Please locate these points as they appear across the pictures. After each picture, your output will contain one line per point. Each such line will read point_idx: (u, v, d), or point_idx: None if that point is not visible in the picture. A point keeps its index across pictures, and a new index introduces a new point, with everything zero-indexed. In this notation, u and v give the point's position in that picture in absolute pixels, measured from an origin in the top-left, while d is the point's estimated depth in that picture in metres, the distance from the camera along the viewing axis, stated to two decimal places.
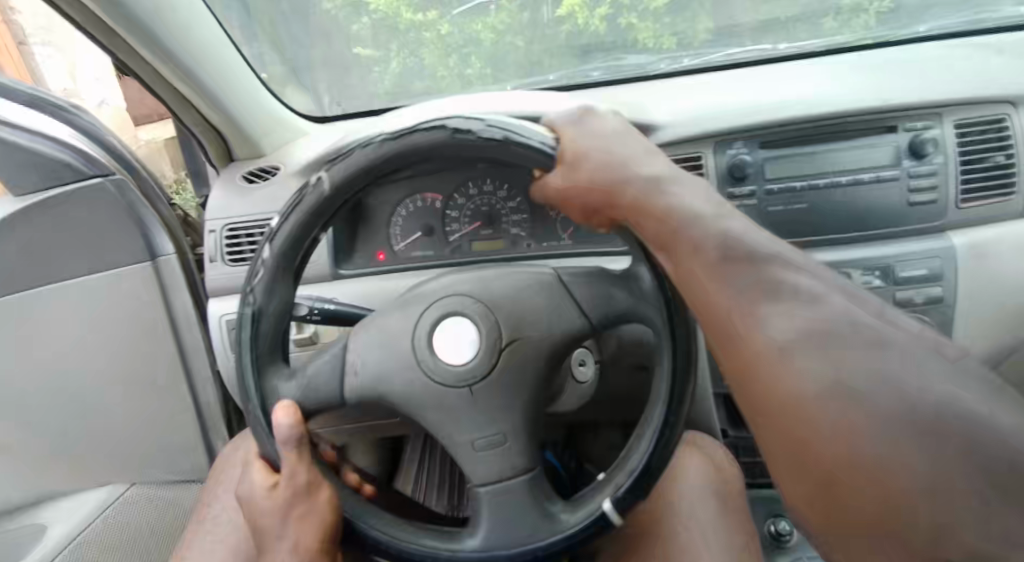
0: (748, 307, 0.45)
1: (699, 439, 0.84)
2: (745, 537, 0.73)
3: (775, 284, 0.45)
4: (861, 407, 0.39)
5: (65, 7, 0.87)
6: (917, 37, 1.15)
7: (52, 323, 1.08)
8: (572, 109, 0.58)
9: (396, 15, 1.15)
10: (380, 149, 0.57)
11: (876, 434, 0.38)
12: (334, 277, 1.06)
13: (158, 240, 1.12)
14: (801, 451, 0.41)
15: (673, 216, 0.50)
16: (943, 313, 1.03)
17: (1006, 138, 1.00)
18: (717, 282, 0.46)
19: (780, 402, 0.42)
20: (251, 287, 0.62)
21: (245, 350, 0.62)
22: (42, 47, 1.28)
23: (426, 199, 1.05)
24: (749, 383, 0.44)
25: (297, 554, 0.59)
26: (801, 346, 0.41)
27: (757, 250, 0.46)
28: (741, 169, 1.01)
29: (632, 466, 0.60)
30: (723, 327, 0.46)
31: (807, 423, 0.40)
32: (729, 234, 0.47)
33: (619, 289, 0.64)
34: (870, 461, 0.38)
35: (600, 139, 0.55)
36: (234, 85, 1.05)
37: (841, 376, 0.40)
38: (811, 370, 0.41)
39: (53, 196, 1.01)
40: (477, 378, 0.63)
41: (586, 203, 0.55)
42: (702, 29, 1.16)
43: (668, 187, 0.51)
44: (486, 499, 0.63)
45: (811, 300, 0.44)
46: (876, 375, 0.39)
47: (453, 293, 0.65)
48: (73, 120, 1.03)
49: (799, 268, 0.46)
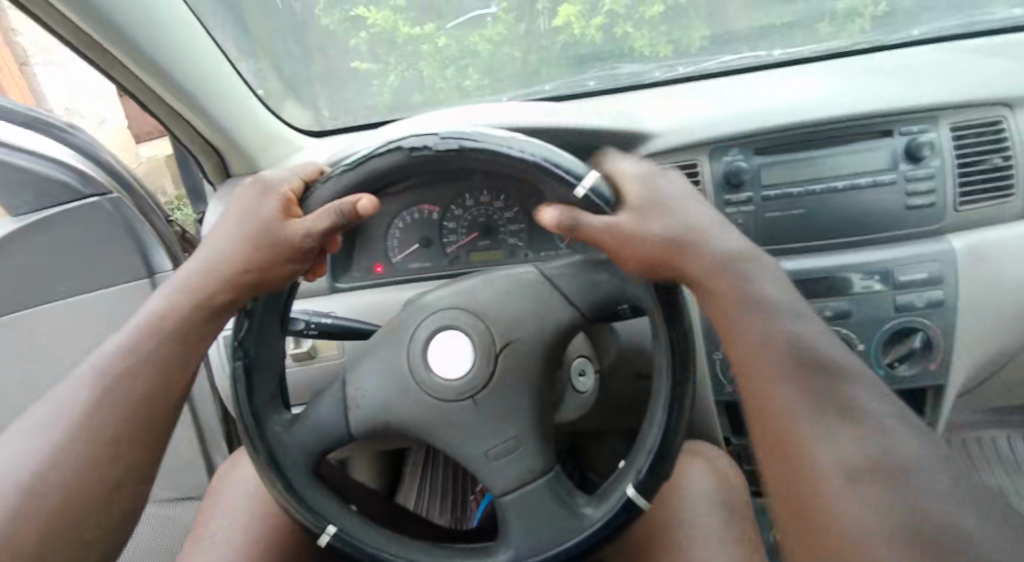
0: (811, 420, 0.43)
1: (702, 448, 0.85)
2: (751, 548, 0.71)
3: (849, 405, 0.43)
4: (883, 497, 0.38)
5: (56, 26, 0.88)
6: (910, 40, 1.16)
7: (52, 340, 1.10)
8: (638, 163, 0.56)
9: (394, 29, 1.15)
10: (340, 182, 0.56)
11: (876, 524, 0.36)
12: (330, 290, 1.08)
13: (157, 257, 1.11)
14: (806, 516, 0.40)
15: (739, 296, 0.50)
16: (946, 317, 1.01)
17: (1003, 140, 1.00)
18: (767, 352, 0.47)
19: (827, 523, 0.38)
20: (239, 336, 0.60)
21: (242, 406, 0.61)
22: (41, 67, 1.29)
23: (423, 211, 1.02)
24: (791, 499, 0.42)
25: (239, 275, 0.56)
26: (860, 477, 0.39)
27: (828, 360, 0.46)
28: (738, 176, 1.01)
29: (649, 446, 0.57)
30: (774, 434, 0.44)
31: (851, 552, 0.36)
32: (800, 336, 0.47)
33: (604, 274, 0.63)
34: (863, 541, 0.36)
35: (671, 205, 0.53)
36: (228, 102, 1.05)
37: (903, 515, 0.36)
38: (871, 506, 0.37)
39: (51, 214, 1.01)
40: (477, 389, 0.63)
41: (639, 251, 0.52)
42: (698, 37, 1.17)
43: (739, 264, 0.51)
44: (511, 508, 0.62)
45: (885, 431, 0.42)
46: (945, 526, 0.35)
47: (442, 307, 0.65)
48: (68, 139, 1.02)
49: (866, 385, 0.45)
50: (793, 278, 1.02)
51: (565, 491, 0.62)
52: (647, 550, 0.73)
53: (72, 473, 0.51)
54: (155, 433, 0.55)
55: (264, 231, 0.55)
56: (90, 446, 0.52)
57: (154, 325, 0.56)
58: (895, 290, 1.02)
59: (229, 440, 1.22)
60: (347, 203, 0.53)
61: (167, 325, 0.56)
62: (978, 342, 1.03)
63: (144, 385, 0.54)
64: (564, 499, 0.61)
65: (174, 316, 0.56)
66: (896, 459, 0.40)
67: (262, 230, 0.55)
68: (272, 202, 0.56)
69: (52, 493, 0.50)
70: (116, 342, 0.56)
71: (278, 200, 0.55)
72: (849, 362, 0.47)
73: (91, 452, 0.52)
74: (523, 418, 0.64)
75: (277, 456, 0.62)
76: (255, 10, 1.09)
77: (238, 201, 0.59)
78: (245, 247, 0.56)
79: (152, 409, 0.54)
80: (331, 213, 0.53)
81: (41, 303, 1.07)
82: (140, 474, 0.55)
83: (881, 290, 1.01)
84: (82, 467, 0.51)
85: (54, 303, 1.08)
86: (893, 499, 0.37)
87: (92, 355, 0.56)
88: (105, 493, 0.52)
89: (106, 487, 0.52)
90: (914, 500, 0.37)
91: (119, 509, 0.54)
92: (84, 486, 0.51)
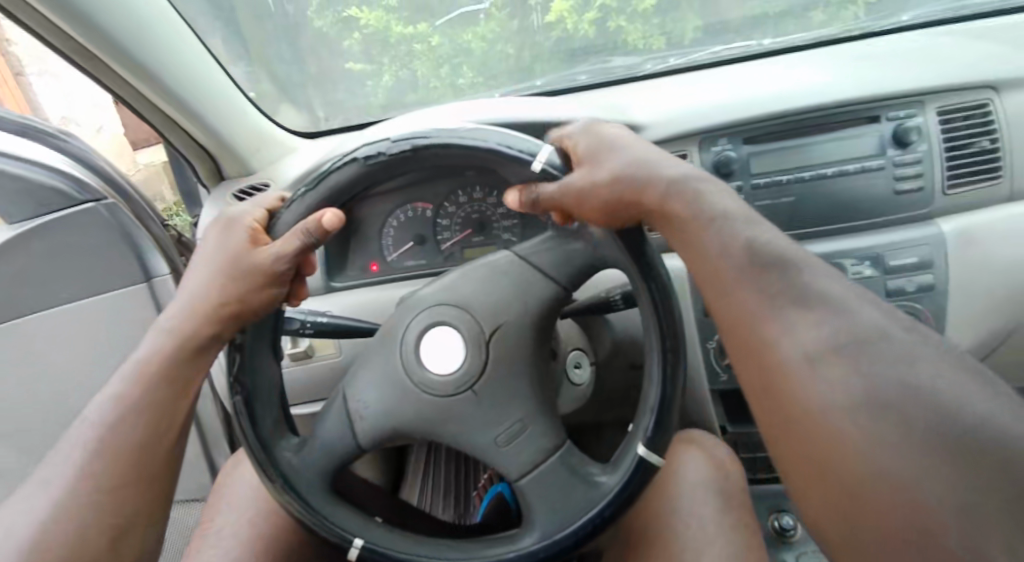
0: (770, 316, 0.46)
1: (702, 438, 0.85)
2: (749, 533, 0.72)
3: (805, 296, 0.46)
4: (843, 378, 0.42)
5: (46, 35, 0.89)
6: (900, 26, 1.16)
7: (54, 346, 1.11)
8: (579, 125, 0.60)
9: (386, 29, 1.15)
10: (304, 203, 0.57)
11: (837, 404, 0.41)
12: (326, 290, 1.08)
13: (153, 261, 1.11)
14: (776, 403, 0.45)
15: (696, 214, 0.52)
16: (936, 301, 1.03)
17: (990, 122, 1.01)
18: (725, 262, 0.49)
19: (797, 408, 0.43)
20: (234, 365, 0.61)
21: (248, 441, 0.61)
22: (36, 76, 1.30)
23: (417, 208, 1.03)
24: (760, 389, 0.46)
25: (219, 306, 0.57)
26: (819, 359, 0.43)
27: (781, 256, 0.48)
28: (728, 165, 1.02)
29: (651, 404, 0.58)
30: (742, 334, 0.48)
31: (822, 431, 0.41)
32: (756, 239, 0.49)
33: (569, 239, 0.63)
34: (828, 420, 0.41)
35: (612, 145, 0.57)
36: (220, 105, 1.06)
37: (861, 388, 0.41)
38: (832, 386, 0.42)
39: (47, 221, 1.02)
40: (473, 379, 0.64)
41: (597, 201, 0.54)
42: (690, 28, 1.17)
43: (691, 182, 0.54)
44: (529, 491, 0.62)
45: (840, 311, 0.45)
46: (896, 386, 0.40)
47: (428, 305, 0.65)
48: (63, 147, 1.03)
49: (824, 274, 0.48)
50: None
51: (578, 462, 0.63)
52: (642, 538, 0.74)
53: (81, 522, 0.54)
54: (159, 472, 0.58)
55: (235, 262, 0.56)
56: (95, 494, 0.55)
57: (144, 372, 0.58)
58: (887, 275, 1.03)
59: (231, 441, 1.23)
60: (312, 222, 0.54)
61: (156, 368, 0.58)
62: (972, 324, 1.03)
63: (141, 430, 0.57)
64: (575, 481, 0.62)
65: (162, 360, 0.58)
66: (851, 336, 0.43)
67: (232, 263, 0.56)
68: (241, 234, 0.57)
69: (63, 544, 0.53)
70: (106, 395, 0.58)
71: (248, 230, 0.57)
72: (802, 254, 0.49)
73: (96, 506, 0.55)
74: (524, 396, 0.65)
75: (289, 478, 0.62)
76: (245, 12, 1.08)
77: (208, 240, 0.60)
78: (222, 283, 0.57)
79: (147, 456, 0.57)
80: (300, 234, 0.55)
81: (40, 309, 1.08)
82: (154, 509, 0.58)
83: (873, 275, 1.02)
84: (88, 518, 0.54)
85: (53, 309, 1.09)
86: (851, 376, 0.42)
87: (87, 410, 0.58)
88: (112, 544, 0.55)
89: (117, 530, 0.55)
90: (866, 372, 0.42)
91: (131, 551, 0.57)
92: (88, 541, 0.54)
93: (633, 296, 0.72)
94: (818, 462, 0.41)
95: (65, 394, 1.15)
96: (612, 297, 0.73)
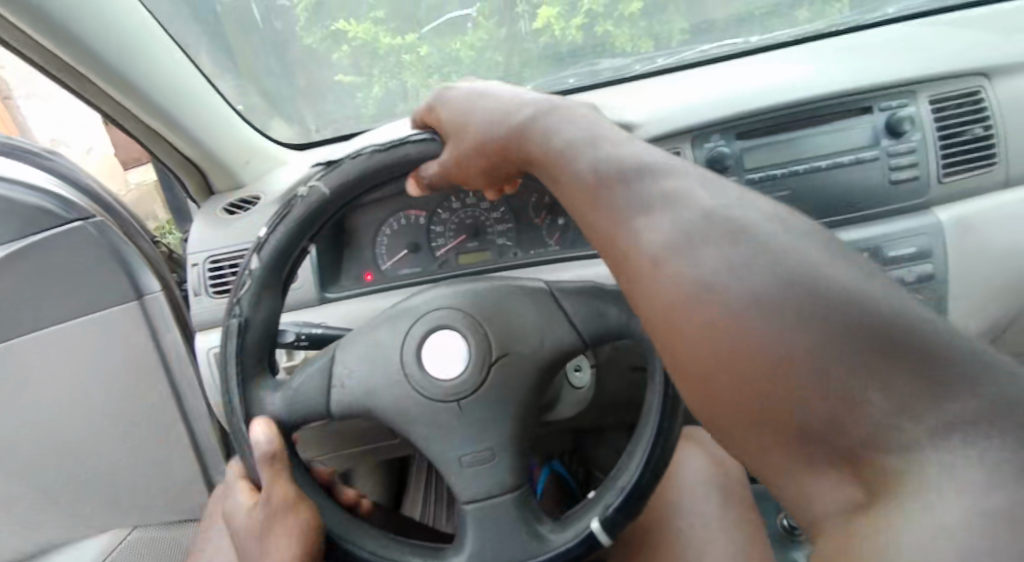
0: (621, 224, 0.43)
1: (696, 433, 0.84)
2: (750, 529, 0.71)
3: (650, 198, 0.42)
4: (681, 267, 0.39)
5: (28, 52, 0.88)
6: (886, 18, 1.16)
7: (44, 370, 1.10)
8: (437, 93, 0.60)
9: (375, 40, 1.15)
10: (371, 160, 0.60)
11: (684, 294, 0.38)
12: (320, 301, 1.02)
13: (144, 278, 1.10)
14: (643, 315, 0.42)
15: (550, 145, 0.49)
16: (935, 290, 1.03)
17: (983, 109, 1.00)
18: (579, 177, 0.46)
19: (659, 311, 0.40)
20: (236, 298, 0.62)
21: (229, 358, 0.63)
22: (23, 99, 1.29)
23: (410, 216, 1.04)
24: (636, 301, 0.42)
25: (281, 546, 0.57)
26: (660, 255, 0.40)
27: (627, 163, 0.44)
28: (721, 160, 1.01)
29: (621, 485, 0.60)
30: (613, 251, 0.44)
31: (686, 326, 0.37)
32: (599, 150, 0.46)
33: (613, 303, 0.64)
34: (679, 312, 0.38)
35: (470, 104, 0.56)
36: (209, 119, 1.05)
37: (716, 270, 0.37)
38: (679, 279, 0.39)
39: (35, 241, 1.00)
40: (466, 393, 0.63)
41: (476, 171, 0.56)
42: (678, 30, 1.17)
43: (553, 113, 0.50)
44: (471, 516, 0.63)
45: (678, 199, 0.41)
46: (745, 260, 0.36)
47: (430, 310, 0.64)
48: (50, 166, 1.03)
49: (662, 169, 0.44)
50: None
51: (530, 510, 0.63)
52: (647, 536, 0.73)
53: None
54: None
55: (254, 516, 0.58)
56: None
57: None
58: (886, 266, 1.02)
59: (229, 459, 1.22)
60: (258, 448, 0.59)
61: None
62: (970, 313, 1.04)
63: None
64: (530, 515, 0.63)
65: None
66: (697, 225, 0.39)
67: (278, 512, 0.58)
68: (265, 476, 0.59)
69: None
70: None
71: (269, 469, 0.59)
72: (653, 155, 0.45)
73: None
74: (506, 427, 0.64)
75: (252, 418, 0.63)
76: (232, 26, 1.06)
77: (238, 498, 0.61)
78: (285, 541, 0.57)
79: None
80: (268, 463, 0.59)
81: (29, 331, 1.06)
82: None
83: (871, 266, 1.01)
84: None
85: (42, 331, 1.07)
86: (692, 261, 0.38)
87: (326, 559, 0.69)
88: None
89: None
90: (706, 253, 0.38)
91: None
92: None
93: None
94: (683, 360, 0.38)
95: (58, 418, 1.13)
96: None
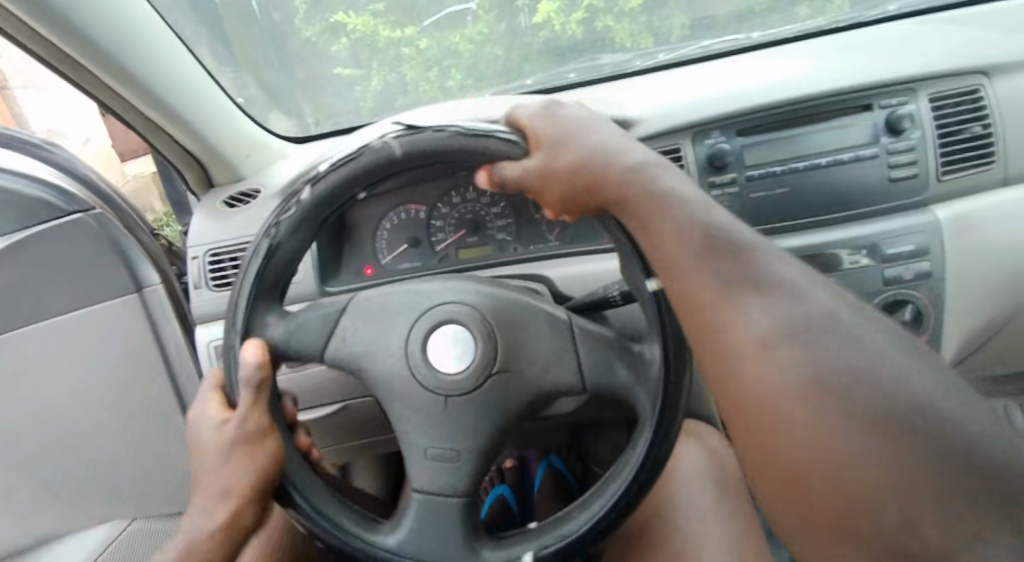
0: (723, 300, 0.44)
1: (698, 429, 0.85)
2: (745, 521, 0.72)
3: (759, 278, 0.44)
4: (781, 358, 0.40)
5: (28, 43, 0.87)
6: (887, 15, 1.16)
7: (44, 362, 1.10)
8: (539, 104, 0.56)
9: (374, 33, 1.14)
10: (449, 137, 0.57)
11: (781, 382, 0.39)
12: (320, 295, 1.03)
13: (143, 270, 1.10)
14: (729, 391, 0.43)
15: (647, 195, 0.50)
16: (932, 288, 1.03)
17: (982, 107, 1.01)
18: (676, 244, 0.47)
19: (754, 398, 0.40)
20: (275, 220, 0.60)
21: (251, 276, 0.61)
22: (20, 90, 1.28)
23: (411, 211, 1.03)
24: (724, 381, 0.43)
25: (240, 465, 0.60)
26: (764, 341, 0.41)
27: (736, 239, 0.46)
28: (721, 157, 1.01)
29: (565, 531, 0.61)
30: (703, 321, 0.45)
31: (783, 419, 0.38)
32: (708, 217, 0.47)
33: (623, 365, 0.63)
34: (774, 400, 0.39)
35: (574, 127, 0.54)
36: (208, 111, 1.05)
37: (824, 372, 0.38)
38: (777, 368, 0.40)
39: (35, 233, 1.00)
40: (460, 391, 0.62)
41: (559, 191, 0.54)
42: (678, 25, 1.17)
43: (652, 168, 0.51)
44: (417, 503, 0.64)
45: (789, 291, 0.43)
46: (854, 370, 0.38)
47: (440, 302, 0.62)
48: (49, 157, 1.03)
49: (770, 254, 0.45)
50: None
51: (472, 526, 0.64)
52: (644, 531, 0.73)
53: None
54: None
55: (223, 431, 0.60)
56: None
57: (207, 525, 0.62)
58: (884, 264, 1.02)
59: None
60: (248, 376, 0.60)
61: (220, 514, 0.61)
62: (966, 311, 1.05)
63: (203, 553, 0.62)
64: (470, 522, 0.64)
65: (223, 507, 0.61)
66: (806, 322, 0.41)
67: (243, 439, 0.60)
68: (244, 399, 0.60)
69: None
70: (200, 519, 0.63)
71: (249, 395, 0.60)
72: (755, 238, 0.47)
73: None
74: (490, 427, 0.63)
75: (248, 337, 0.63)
76: (230, 16, 1.06)
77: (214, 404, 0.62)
78: (241, 464, 0.60)
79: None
80: (251, 391, 0.60)
81: (27, 324, 1.06)
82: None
83: (870, 263, 1.02)
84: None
85: (41, 323, 1.07)
86: (796, 354, 0.40)
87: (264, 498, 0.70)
88: None
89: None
90: (811, 350, 0.39)
91: None
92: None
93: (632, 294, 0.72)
94: (770, 445, 0.39)
95: (57, 410, 1.13)
96: (610, 294, 0.72)
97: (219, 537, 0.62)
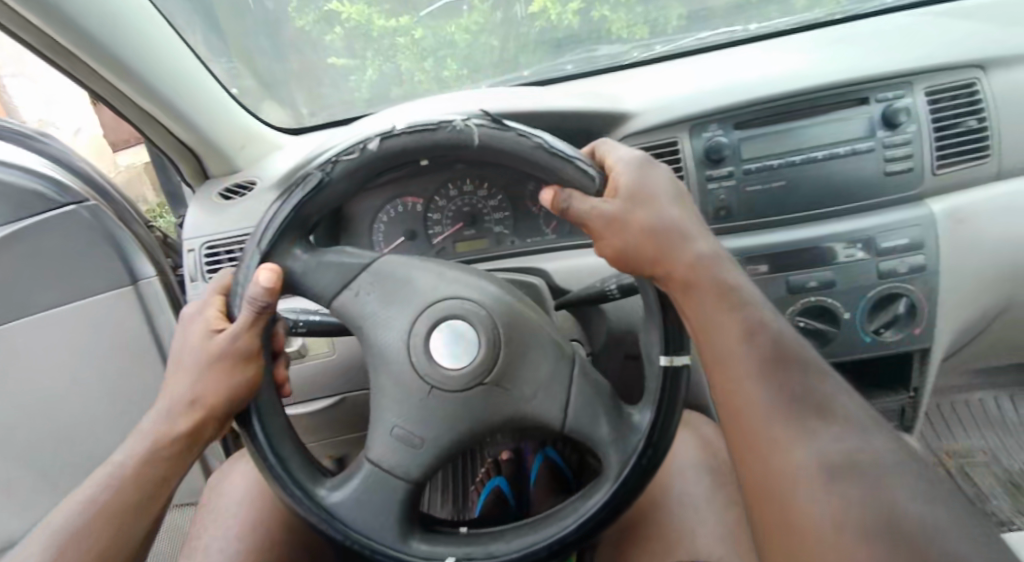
0: (785, 420, 0.45)
1: (693, 418, 0.86)
2: (738, 513, 0.72)
3: (828, 411, 0.45)
4: (835, 492, 0.40)
5: (22, 33, 0.86)
6: (883, 8, 1.16)
7: (38, 355, 1.09)
8: (633, 156, 0.57)
9: (368, 23, 1.12)
10: (536, 143, 0.55)
11: (831, 516, 0.38)
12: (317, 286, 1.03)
13: (138, 263, 1.09)
14: (775, 515, 0.42)
15: (720, 295, 0.51)
16: (927, 281, 1.03)
17: (978, 101, 1.01)
18: (741, 347, 0.48)
19: (797, 526, 0.40)
20: (337, 157, 0.57)
21: (291, 201, 0.58)
22: (10, 78, 1.27)
23: (407, 204, 1.03)
24: (767, 497, 0.43)
25: (217, 375, 0.56)
26: (822, 470, 0.41)
27: (809, 367, 0.48)
28: (718, 151, 1.01)
29: (494, 550, 0.59)
30: (756, 435, 0.45)
31: (823, 551, 0.37)
32: (777, 330, 0.50)
33: (608, 423, 0.60)
34: (820, 531, 0.38)
35: (658, 194, 0.55)
36: (203, 103, 1.04)
37: (870, 506, 0.38)
38: (829, 501, 0.39)
39: (28, 225, 1.00)
40: (448, 387, 0.58)
41: (623, 242, 0.54)
42: (674, 16, 1.16)
43: (722, 267, 0.53)
44: (369, 474, 0.60)
45: (857, 434, 0.44)
46: (907, 516, 0.37)
47: (444, 296, 0.59)
48: (43, 149, 1.01)
49: (846, 398, 0.47)
50: (781, 250, 1.03)
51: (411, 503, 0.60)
52: (641, 524, 0.72)
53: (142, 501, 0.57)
54: (163, 477, 0.58)
55: (212, 340, 0.57)
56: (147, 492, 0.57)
57: (167, 429, 0.57)
58: (879, 257, 1.03)
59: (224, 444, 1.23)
60: (253, 291, 0.55)
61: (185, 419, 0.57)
62: (958, 304, 1.06)
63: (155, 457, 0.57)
64: (408, 514, 0.60)
65: (188, 416, 0.57)
66: (865, 458, 0.42)
67: (228, 353, 0.56)
68: (243, 315, 0.56)
69: (140, 513, 0.57)
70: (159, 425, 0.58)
71: (248, 314, 0.56)
72: (830, 376, 0.49)
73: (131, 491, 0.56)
74: (471, 422, 0.59)
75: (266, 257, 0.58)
76: (224, 7, 1.04)
77: (213, 308, 0.59)
78: (216, 375, 0.56)
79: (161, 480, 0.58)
80: (251, 307, 0.56)
81: (21, 317, 1.06)
82: (151, 518, 0.58)
83: (864, 257, 1.02)
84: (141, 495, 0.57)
85: (35, 315, 1.07)
86: (852, 492, 0.39)
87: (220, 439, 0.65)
88: (150, 516, 0.58)
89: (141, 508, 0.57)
90: (870, 492, 0.39)
91: (143, 521, 0.57)
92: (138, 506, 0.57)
93: (629, 289, 0.72)
94: None
95: (52, 403, 1.13)
96: (608, 288, 0.72)
97: (175, 448, 0.58)
